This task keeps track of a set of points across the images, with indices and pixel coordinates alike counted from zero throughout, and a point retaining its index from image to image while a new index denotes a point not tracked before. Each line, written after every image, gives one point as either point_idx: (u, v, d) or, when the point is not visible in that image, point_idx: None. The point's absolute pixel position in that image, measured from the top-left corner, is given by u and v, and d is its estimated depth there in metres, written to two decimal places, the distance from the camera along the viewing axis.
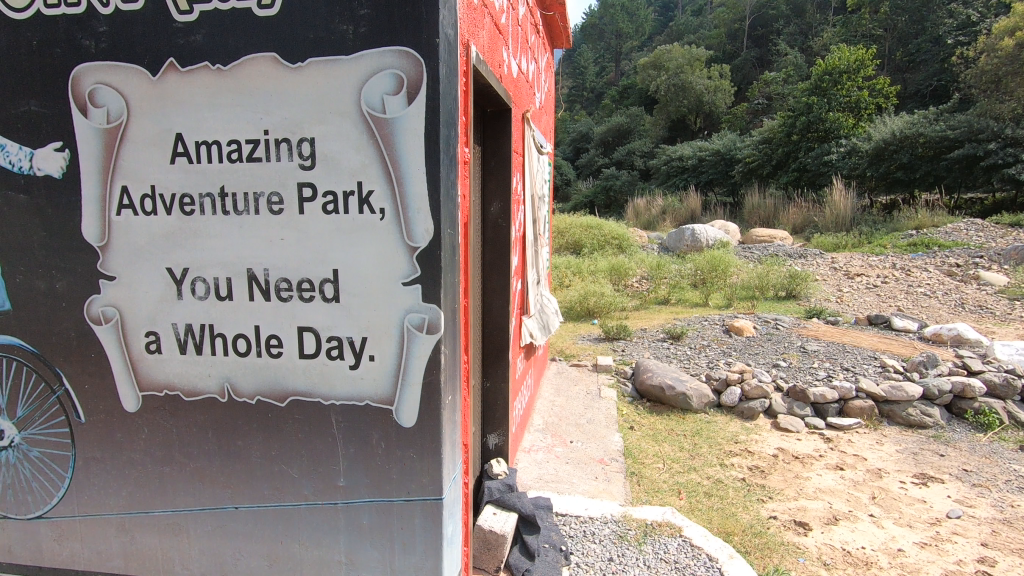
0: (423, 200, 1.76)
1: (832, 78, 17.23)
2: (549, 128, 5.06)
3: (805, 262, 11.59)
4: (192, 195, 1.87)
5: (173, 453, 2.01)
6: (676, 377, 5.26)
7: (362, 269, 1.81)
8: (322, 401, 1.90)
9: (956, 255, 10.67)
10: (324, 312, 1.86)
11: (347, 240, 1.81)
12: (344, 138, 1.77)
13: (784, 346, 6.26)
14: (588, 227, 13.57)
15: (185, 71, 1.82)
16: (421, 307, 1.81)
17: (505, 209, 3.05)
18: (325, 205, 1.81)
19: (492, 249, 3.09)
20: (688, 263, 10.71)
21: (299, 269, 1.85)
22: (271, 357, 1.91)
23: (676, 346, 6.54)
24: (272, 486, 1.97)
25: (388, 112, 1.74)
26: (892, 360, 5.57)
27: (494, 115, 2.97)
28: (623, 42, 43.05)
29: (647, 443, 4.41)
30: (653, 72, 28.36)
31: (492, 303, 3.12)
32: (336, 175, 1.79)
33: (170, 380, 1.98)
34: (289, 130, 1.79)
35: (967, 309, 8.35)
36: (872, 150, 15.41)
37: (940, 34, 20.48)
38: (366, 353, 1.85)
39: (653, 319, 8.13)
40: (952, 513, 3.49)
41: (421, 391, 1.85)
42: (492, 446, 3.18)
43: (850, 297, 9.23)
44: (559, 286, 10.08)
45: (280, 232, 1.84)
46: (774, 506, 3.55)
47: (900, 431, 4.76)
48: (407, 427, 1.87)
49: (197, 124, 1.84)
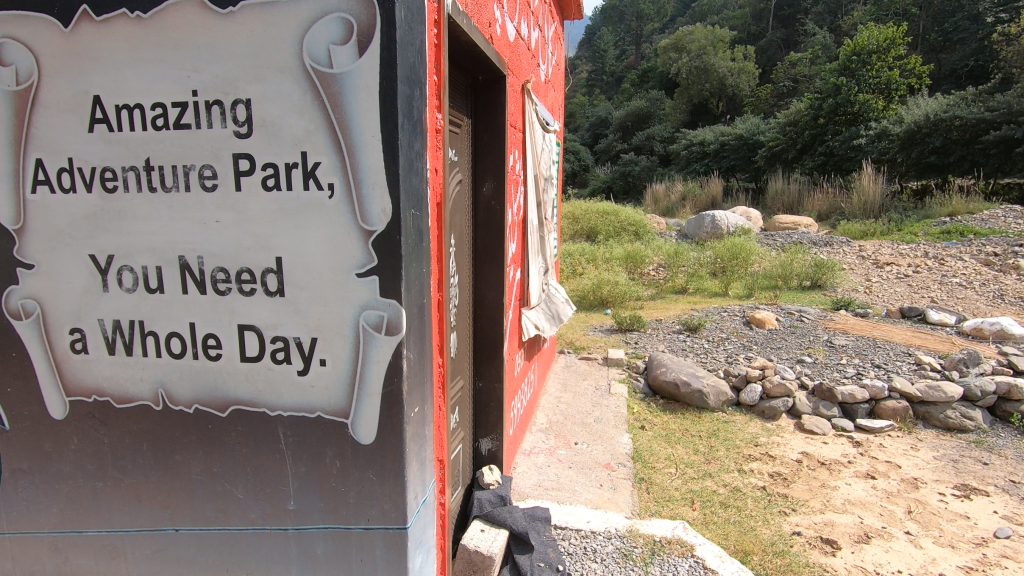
0: (379, 174, 1.45)
1: (860, 59, 16.36)
2: (557, 104, 4.72)
3: (830, 250, 11.08)
4: (114, 168, 1.58)
5: (106, 467, 1.76)
6: (692, 373, 4.93)
7: (308, 257, 1.52)
8: (267, 412, 1.62)
9: (994, 243, 10.09)
10: (266, 308, 1.57)
11: (292, 222, 1.51)
12: (285, 97, 1.46)
13: (809, 340, 5.88)
14: (604, 214, 13.17)
15: (101, 22, 1.52)
16: (379, 302, 1.50)
17: (499, 189, 2.73)
18: (265, 180, 1.51)
19: (483, 235, 2.77)
20: (708, 250, 10.26)
21: (237, 256, 1.56)
22: (209, 359, 1.63)
23: (693, 339, 6.18)
24: (215, 508, 1.71)
25: (335, 65, 1.42)
26: (928, 357, 5.15)
27: (487, 83, 2.63)
28: (644, 24, 42.06)
29: (659, 445, 4.11)
30: (673, 54, 27.61)
31: (485, 294, 2.81)
32: (277, 145, 1.49)
33: (99, 384, 1.71)
34: (221, 90, 1.49)
35: (1006, 302, 7.86)
36: (903, 133, 14.72)
37: (979, 11, 19.42)
38: (316, 356, 1.56)
39: (669, 310, 7.76)
40: (1001, 532, 3.12)
41: (380, 403, 1.55)
42: (484, 451, 2.89)
43: (880, 287, 8.75)
44: (572, 274, 9.76)
45: (214, 213, 1.55)
46: (798, 520, 3.22)
47: (937, 435, 4.37)
48: (365, 444, 1.58)
49: (118, 84, 1.54)
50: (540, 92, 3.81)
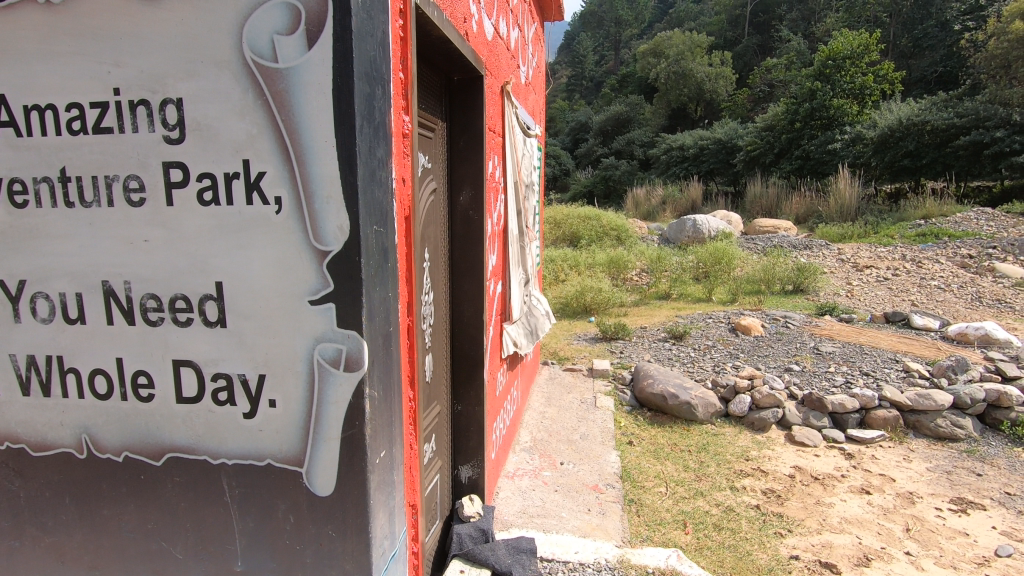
0: (334, 185, 1.24)
1: (835, 65, 16.62)
2: (538, 107, 4.56)
3: (810, 253, 11.11)
4: (25, 180, 1.35)
5: (24, 523, 1.52)
6: (679, 384, 4.79)
7: (253, 282, 1.31)
8: (210, 460, 1.40)
9: (968, 245, 10.22)
10: (206, 341, 1.35)
11: (234, 241, 1.30)
12: (223, 96, 1.25)
13: (795, 347, 5.78)
14: (586, 218, 13.06)
15: (5, 9, 1.30)
16: (336, 334, 1.29)
17: (477, 198, 2.53)
18: (202, 193, 1.29)
19: (460, 247, 2.57)
20: (690, 254, 10.19)
21: (170, 282, 1.34)
22: (139, 401, 1.41)
23: (679, 347, 6.05)
24: (151, 570, 1.48)
25: (281, 60, 1.22)
26: (916, 363, 5.08)
27: (462, 84, 2.44)
28: (623, 29, 42.27)
29: (648, 462, 3.95)
30: (652, 59, 27.77)
31: (463, 310, 2.61)
32: (215, 152, 1.27)
33: (13, 429, 1.48)
34: (148, 88, 1.28)
35: (984, 304, 7.91)
36: (877, 137, 14.93)
37: (947, 19, 19.87)
38: (265, 397, 1.35)
39: (654, 317, 7.63)
40: (1002, 551, 3.01)
41: (339, 449, 1.34)
42: (464, 479, 2.69)
43: (861, 291, 8.76)
44: (554, 281, 9.61)
45: (143, 231, 1.33)
46: (795, 542, 3.07)
47: (928, 445, 4.28)
48: (322, 496, 1.36)
49: (26, 82, 1.32)
50: (520, 94, 3.64)
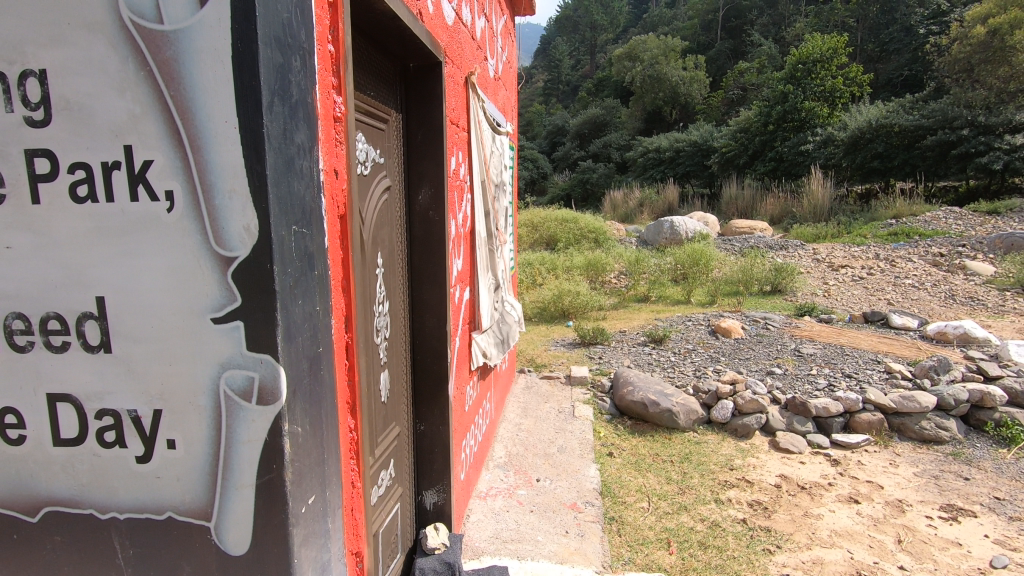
0: (238, 176, 1.00)
1: (805, 68, 16.75)
2: (509, 104, 4.36)
3: (786, 253, 11.12)
4: None
5: None
6: (660, 391, 4.61)
7: (143, 299, 1.06)
8: (98, 514, 1.15)
9: (939, 244, 10.32)
10: (88, 371, 1.10)
11: (118, 247, 1.05)
12: (98, 66, 1.00)
13: (777, 349, 5.67)
14: (564, 221, 12.90)
15: None
16: (246, 359, 1.05)
17: (437, 197, 2.29)
18: (76, 187, 1.04)
19: (420, 252, 2.34)
20: (668, 256, 10.09)
21: (39, 299, 1.08)
22: (8, 443, 1.14)
23: (659, 352, 5.90)
24: None
25: (167, 21, 0.98)
26: (897, 364, 5.00)
27: (419, 72, 2.21)
28: (598, 34, 42.24)
29: (628, 475, 3.76)
30: (627, 62, 27.86)
31: (424, 321, 2.37)
32: (90, 136, 1.02)
33: None
34: (4, 58, 1.02)
35: (958, 302, 7.94)
36: (848, 139, 15.10)
37: (911, 24, 20.27)
38: (163, 437, 1.10)
39: (633, 320, 7.48)
40: (997, 562, 2.88)
41: (254, 498, 1.10)
42: (429, 505, 2.45)
43: (838, 290, 8.74)
44: (532, 285, 9.41)
45: (5, 237, 1.07)
46: (784, 559, 2.90)
47: (914, 449, 4.18)
48: (234, 555, 1.12)
49: None
50: (488, 89, 3.42)
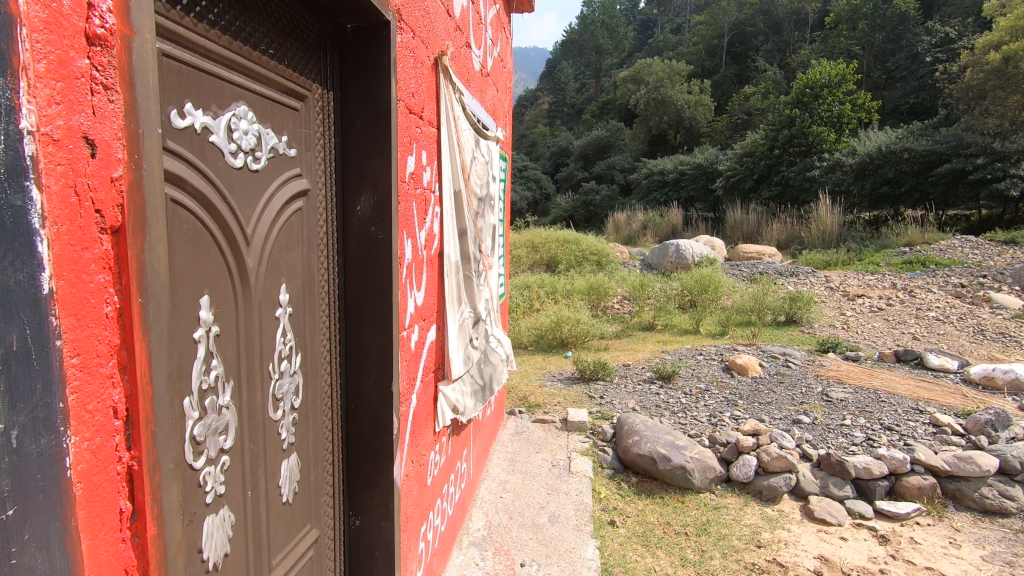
0: None
1: (813, 93, 16.26)
2: (500, 110, 3.85)
3: (797, 280, 10.49)
4: None
5: None
6: (671, 443, 3.93)
7: None
8: None
9: (958, 273, 9.68)
10: None
11: None
12: None
13: (801, 392, 5.00)
14: (565, 243, 12.31)
15: None
16: None
17: (381, 208, 1.68)
18: None
19: (359, 282, 1.72)
20: (674, 280, 9.46)
21: None
22: None
23: (668, 391, 5.23)
24: None
25: None
26: (944, 416, 4.33)
27: (359, 39, 1.63)
28: (604, 59, 41.94)
29: (634, 553, 3.09)
30: (631, 85, 27.57)
31: (362, 376, 1.74)
32: None
33: None
34: None
35: (988, 338, 7.28)
36: (856, 164, 14.56)
37: (919, 51, 19.90)
38: None
39: (637, 352, 6.82)
40: None
41: None
42: None
43: (857, 323, 8.09)
44: (528, 310, 8.76)
45: None
46: None
47: (975, 523, 3.50)
48: None
49: None
50: (471, 81, 2.85)
